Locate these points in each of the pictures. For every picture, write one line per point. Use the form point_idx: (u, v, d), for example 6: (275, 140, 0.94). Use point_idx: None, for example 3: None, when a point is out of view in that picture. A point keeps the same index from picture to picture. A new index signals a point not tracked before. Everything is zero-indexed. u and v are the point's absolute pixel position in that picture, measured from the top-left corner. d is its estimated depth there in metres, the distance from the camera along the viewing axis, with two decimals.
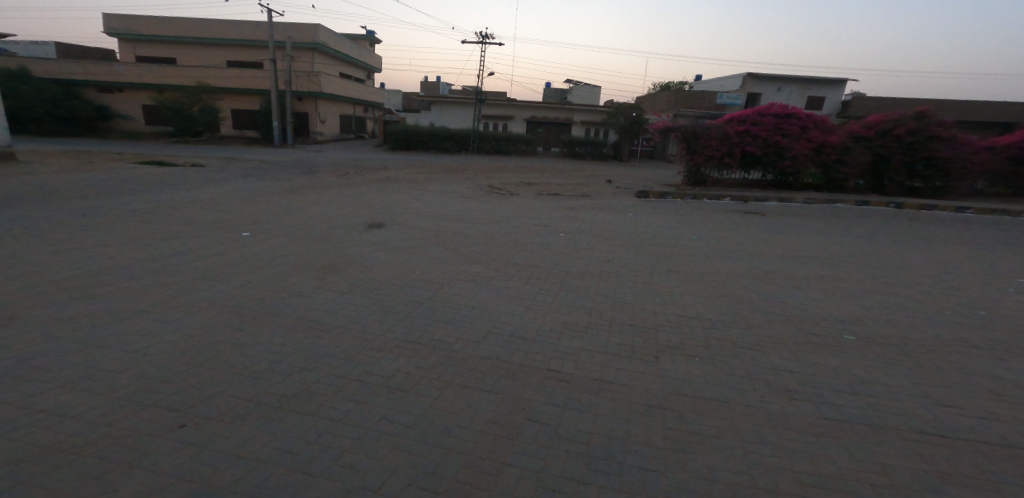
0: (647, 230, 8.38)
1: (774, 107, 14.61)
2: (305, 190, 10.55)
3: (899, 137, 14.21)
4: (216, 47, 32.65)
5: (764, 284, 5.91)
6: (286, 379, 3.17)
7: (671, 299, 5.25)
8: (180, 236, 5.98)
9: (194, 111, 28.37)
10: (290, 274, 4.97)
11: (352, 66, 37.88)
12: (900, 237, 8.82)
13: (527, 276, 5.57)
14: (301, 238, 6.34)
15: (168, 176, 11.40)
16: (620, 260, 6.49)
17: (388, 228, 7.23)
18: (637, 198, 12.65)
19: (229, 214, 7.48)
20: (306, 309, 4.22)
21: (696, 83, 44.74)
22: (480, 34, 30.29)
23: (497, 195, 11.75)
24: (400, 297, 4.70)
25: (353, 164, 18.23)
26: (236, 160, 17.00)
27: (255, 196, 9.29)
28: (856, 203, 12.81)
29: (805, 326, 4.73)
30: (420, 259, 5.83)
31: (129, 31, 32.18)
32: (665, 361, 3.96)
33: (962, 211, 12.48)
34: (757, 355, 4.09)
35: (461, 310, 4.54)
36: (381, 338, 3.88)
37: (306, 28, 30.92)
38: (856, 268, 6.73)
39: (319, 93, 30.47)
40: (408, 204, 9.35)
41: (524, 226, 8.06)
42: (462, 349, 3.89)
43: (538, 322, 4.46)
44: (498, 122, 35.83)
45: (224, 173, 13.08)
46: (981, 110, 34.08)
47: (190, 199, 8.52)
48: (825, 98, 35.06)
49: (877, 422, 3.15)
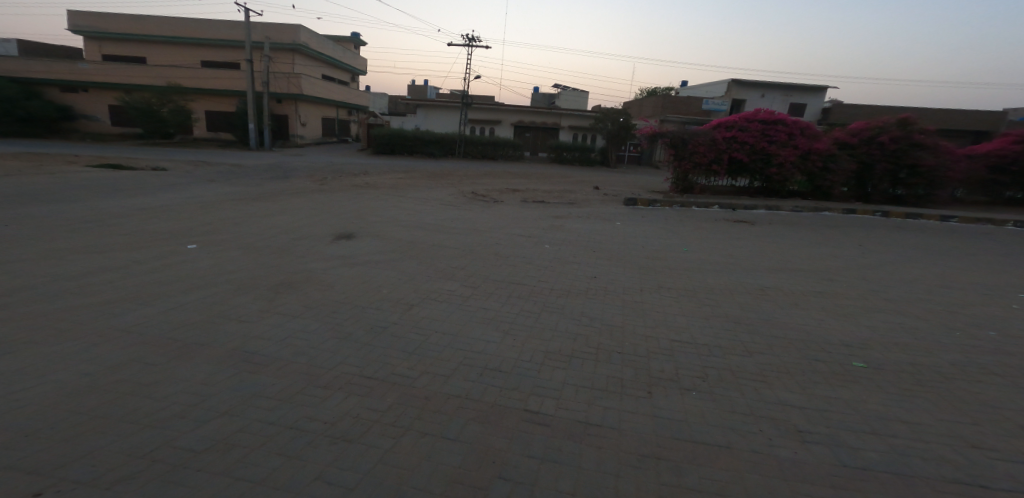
0: (636, 241, 7.99)
1: (761, 112, 14.40)
2: (274, 196, 10.00)
3: (883, 144, 14.10)
4: (189, 47, 31.71)
5: (760, 303, 5.51)
6: (200, 427, 2.63)
7: (664, 321, 4.81)
8: (116, 251, 5.39)
9: (164, 112, 27.36)
10: (233, 295, 4.41)
11: (337, 69, 37.21)
12: (893, 249, 8.55)
13: (505, 294, 5.09)
14: (255, 252, 5.77)
15: (122, 181, 10.72)
16: (608, 275, 6.05)
17: (358, 239, 6.71)
18: (625, 206, 12.30)
19: (181, 224, 6.89)
20: (246, 338, 3.69)
21: (681, 90, 44.88)
22: (468, 37, 29.85)
23: (480, 203, 11.29)
24: (361, 321, 4.18)
25: (332, 168, 17.67)
26: (204, 164, 16.29)
27: (214, 204, 8.69)
28: (843, 211, 12.61)
29: (809, 351, 4.31)
30: (389, 276, 5.31)
31: (99, 28, 31.10)
32: (659, 396, 3.50)
33: (947, 220, 12.37)
34: (762, 389, 3.65)
35: (430, 338, 4.02)
36: (331, 373, 3.38)
37: (287, 28, 30.16)
38: (854, 284, 6.40)
39: (300, 95, 29.73)
40: (384, 212, 8.83)
41: (507, 237, 7.62)
42: (426, 385, 3.38)
43: (517, 351, 3.96)
44: (485, 127, 35.43)
45: (187, 178, 12.42)
46: (957, 118, 34.67)
47: (139, 208, 7.89)
48: (807, 105, 35.28)
49: (905, 470, 2.71)
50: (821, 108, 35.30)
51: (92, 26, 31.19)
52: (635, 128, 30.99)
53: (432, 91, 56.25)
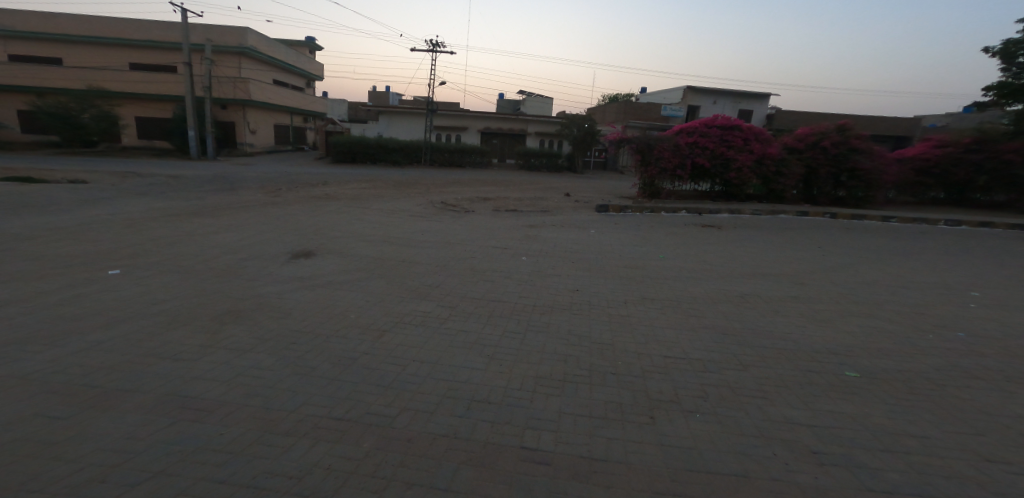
0: (613, 250, 7.83)
1: (719, 118, 14.78)
2: (221, 211, 9.20)
3: (825, 149, 14.79)
4: (116, 48, 29.41)
5: (743, 311, 5.42)
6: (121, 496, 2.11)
7: (653, 336, 4.60)
8: (24, 281, 4.66)
9: (85, 118, 25.12)
10: (171, 328, 3.83)
11: (289, 74, 35.68)
12: (854, 250, 8.86)
13: (486, 314, 4.72)
14: (197, 276, 5.15)
15: (40, 197, 9.63)
16: (590, 288, 5.82)
17: (318, 257, 6.17)
18: (596, 212, 12.23)
19: (107, 246, 6.13)
20: (184, 380, 3.13)
21: (639, 97, 46.10)
22: (430, 42, 29.25)
23: (451, 213, 10.88)
24: (327, 352, 3.69)
25: (288, 178, 16.73)
26: (140, 175, 14.99)
27: (148, 221, 7.86)
28: (797, 213, 13.06)
29: (802, 362, 4.21)
30: (356, 298, 4.83)
31: (11, 27, 28.36)
32: (663, 422, 3.23)
33: (888, 220, 13.03)
34: (767, 406, 3.46)
35: (406, 369, 3.58)
36: (292, 417, 2.89)
37: (232, 31, 28.54)
38: (827, 287, 6.47)
39: (248, 100, 28.18)
40: (346, 226, 8.27)
41: (482, 249, 7.28)
42: (407, 425, 2.95)
43: (504, 378, 3.59)
44: (449, 133, 34.87)
45: (119, 191, 11.34)
46: (887, 124, 37.37)
47: (55, 228, 7.02)
48: (754, 111, 37.06)
49: (932, 491, 2.53)
50: (767, 115, 37.19)
51: None
52: (599, 134, 31.37)
53: (392, 97, 55.12)
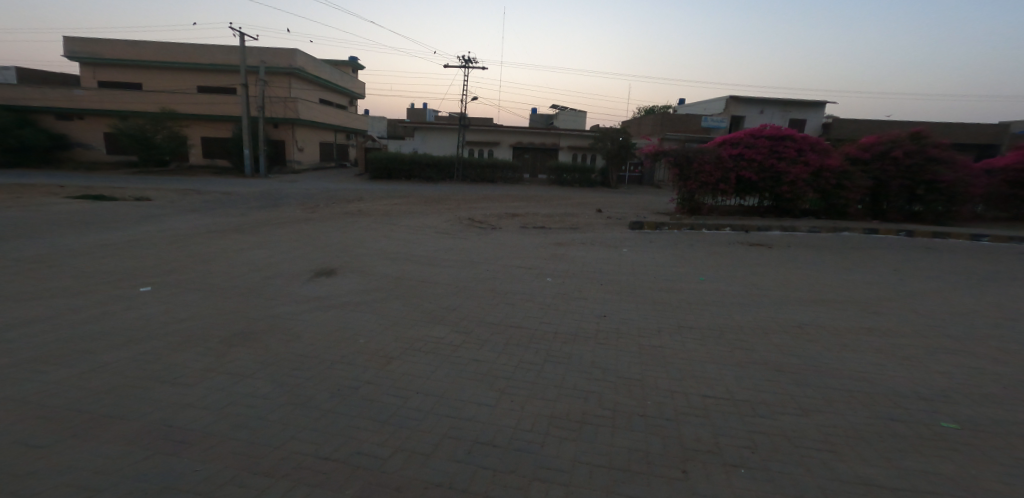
0: (646, 271, 7.32)
1: (767, 128, 13.81)
2: (256, 228, 9.46)
3: (897, 159, 13.42)
4: (184, 72, 31.90)
5: (799, 344, 4.79)
6: None
7: (690, 372, 4.06)
8: (57, 297, 4.79)
9: (158, 138, 27.24)
10: (177, 351, 3.73)
11: (334, 93, 37.38)
12: (927, 274, 7.84)
13: (502, 342, 4.39)
14: (218, 294, 5.13)
15: (96, 213, 10.29)
16: (619, 314, 5.38)
17: (339, 275, 6.10)
18: (630, 229, 11.65)
19: (142, 262, 6.31)
20: (175, 408, 2.98)
21: (679, 108, 44.81)
22: (463, 59, 29.84)
23: (476, 230, 10.73)
24: (329, 381, 3.46)
25: (326, 194, 17.30)
26: (191, 192, 15.91)
27: (187, 237, 8.15)
28: (863, 230, 11.87)
29: (876, 409, 3.54)
30: (367, 321, 4.64)
31: (98, 57, 31.32)
32: (699, 477, 2.68)
33: (977, 240, 11.58)
34: (834, 463, 2.85)
35: (409, 403, 3.29)
36: (276, 453, 2.62)
37: (282, 53, 30.18)
38: (899, 317, 5.67)
39: (296, 119, 29.69)
40: (372, 243, 8.25)
41: (504, 268, 7.01)
42: (399, 470, 2.58)
43: (516, 417, 3.21)
44: (482, 149, 35.18)
45: (169, 208, 12.00)
46: (959, 132, 34.23)
47: (102, 243, 7.36)
48: (806, 120, 34.92)
49: None
50: (820, 124, 34.95)
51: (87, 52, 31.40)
52: (635, 147, 30.59)
53: (430, 114, 56.64)
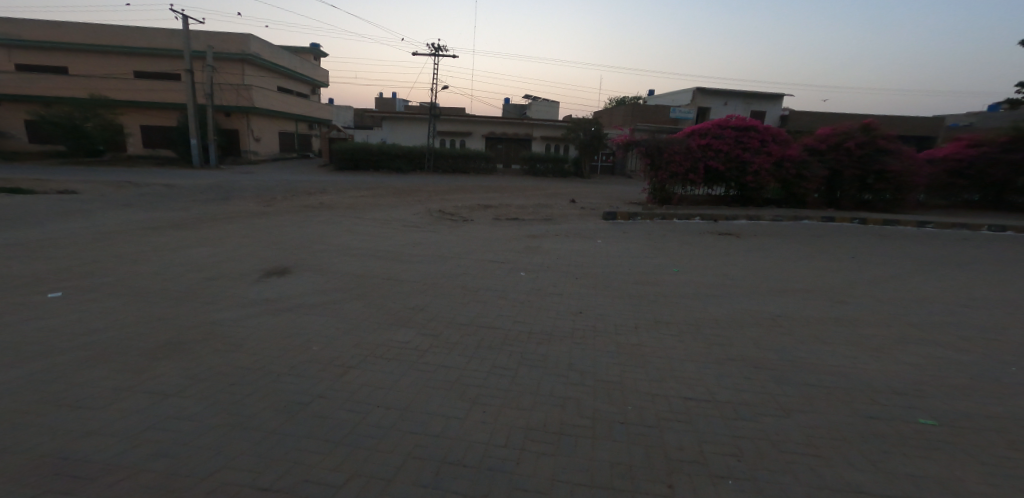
0: (620, 264, 7.18)
1: (733, 119, 13.92)
2: (202, 223, 8.78)
3: (850, 150, 13.78)
4: (120, 56, 29.81)
5: (777, 337, 4.70)
6: None
7: (671, 372, 3.88)
8: None
9: (88, 126, 25.37)
10: (97, 368, 3.27)
11: (295, 81, 35.81)
12: (888, 262, 8.03)
13: (474, 344, 4.10)
14: (151, 299, 4.63)
15: (17, 208, 9.37)
16: (595, 309, 5.20)
17: (294, 274, 5.65)
18: (603, 220, 11.51)
19: (63, 265, 5.67)
20: (80, 438, 2.53)
21: (648, 99, 45.16)
22: (432, 46, 28.56)
23: (447, 222, 10.38)
24: (277, 396, 3.09)
25: (285, 186, 16.45)
26: (135, 185, 14.81)
27: (120, 234, 7.46)
28: (822, 219, 12.12)
29: (859, 406, 3.44)
30: (324, 325, 4.25)
31: (23, 39, 28.82)
32: (686, 493, 2.46)
33: (924, 226, 12.01)
34: (824, 469, 2.69)
35: (369, 418, 2.96)
36: (201, 485, 2.23)
37: (235, 39, 28.63)
38: (868, 306, 5.70)
39: (252, 108, 28.25)
40: (333, 238, 7.78)
41: (476, 262, 6.71)
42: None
43: (489, 431, 2.92)
44: (453, 139, 34.55)
45: (105, 202, 11.08)
46: (907, 124, 35.91)
47: (17, 244, 6.63)
48: (767, 112, 35.87)
49: None
50: (780, 115, 35.94)
51: (7, 34, 28.89)
52: (605, 138, 30.60)
53: (398, 103, 55.21)
